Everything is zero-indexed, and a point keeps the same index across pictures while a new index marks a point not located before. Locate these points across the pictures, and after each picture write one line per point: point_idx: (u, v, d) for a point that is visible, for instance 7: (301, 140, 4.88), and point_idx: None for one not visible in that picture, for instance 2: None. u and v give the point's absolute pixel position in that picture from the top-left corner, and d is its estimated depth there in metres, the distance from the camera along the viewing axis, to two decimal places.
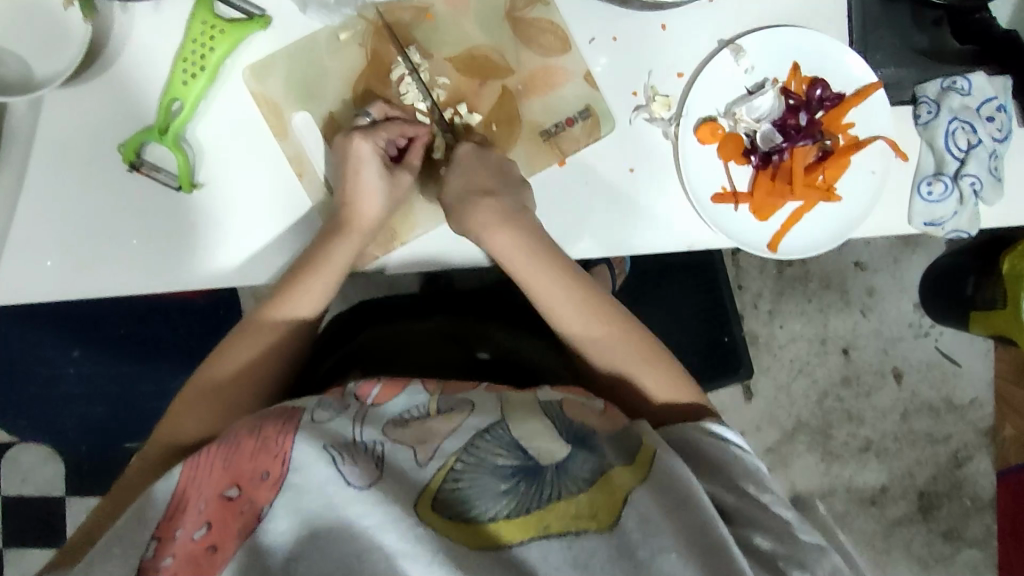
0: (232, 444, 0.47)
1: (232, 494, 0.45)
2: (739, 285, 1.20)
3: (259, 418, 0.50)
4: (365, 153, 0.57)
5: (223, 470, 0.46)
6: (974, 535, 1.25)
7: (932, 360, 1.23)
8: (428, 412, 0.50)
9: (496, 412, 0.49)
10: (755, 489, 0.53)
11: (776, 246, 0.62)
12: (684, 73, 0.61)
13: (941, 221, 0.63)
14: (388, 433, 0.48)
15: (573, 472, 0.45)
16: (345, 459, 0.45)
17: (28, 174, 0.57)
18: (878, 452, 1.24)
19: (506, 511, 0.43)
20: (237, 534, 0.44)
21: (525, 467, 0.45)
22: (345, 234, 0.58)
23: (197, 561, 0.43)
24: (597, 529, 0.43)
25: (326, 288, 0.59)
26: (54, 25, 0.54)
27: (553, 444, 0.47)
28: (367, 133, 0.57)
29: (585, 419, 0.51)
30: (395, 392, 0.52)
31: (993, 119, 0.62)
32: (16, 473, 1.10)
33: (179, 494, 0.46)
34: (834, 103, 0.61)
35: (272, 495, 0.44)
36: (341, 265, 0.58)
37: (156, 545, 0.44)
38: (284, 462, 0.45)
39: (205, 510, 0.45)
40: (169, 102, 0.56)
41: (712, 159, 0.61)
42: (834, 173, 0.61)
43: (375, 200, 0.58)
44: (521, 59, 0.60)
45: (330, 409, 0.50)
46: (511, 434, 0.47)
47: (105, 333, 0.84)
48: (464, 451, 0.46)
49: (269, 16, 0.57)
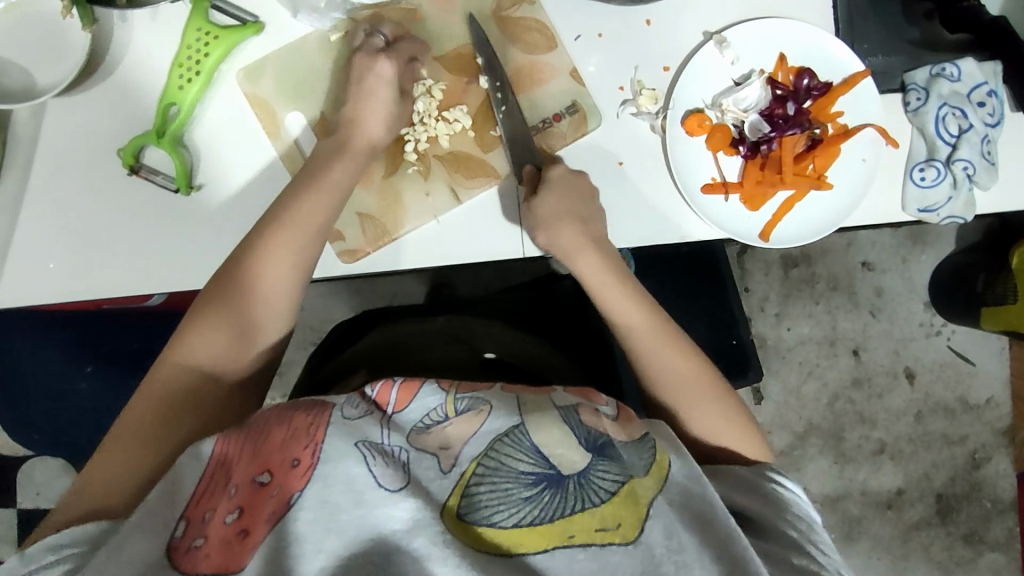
0: (263, 428, 0.45)
1: (264, 480, 0.42)
2: (745, 288, 1.20)
3: (285, 408, 0.47)
4: (384, 73, 0.58)
5: (255, 454, 0.43)
6: (995, 539, 1.21)
7: (945, 360, 1.21)
8: (449, 416, 0.46)
9: (515, 411, 0.46)
10: (803, 527, 0.49)
11: (768, 235, 0.62)
12: (670, 67, 0.62)
13: (935, 207, 0.62)
14: (413, 440, 0.45)
15: (596, 481, 0.43)
16: (378, 459, 0.42)
17: (31, 180, 0.59)
18: (892, 455, 1.22)
19: (530, 518, 0.41)
20: (267, 520, 0.41)
21: (549, 475, 0.42)
22: (349, 153, 0.58)
23: (229, 548, 0.40)
24: (621, 541, 0.41)
25: (328, 209, 0.57)
26: (53, 34, 0.56)
27: (573, 452, 0.44)
28: (388, 54, 0.58)
29: (603, 428, 0.47)
30: (413, 393, 0.48)
31: (983, 104, 0.62)
32: (32, 489, 1.12)
33: (207, 475, 0.43)
34: (822, 92, 0.61)
35: (304, 483, 0.41)
36: (341, 183, 0.57)
37: (184, 526, 0.41)
38: (316, 451, 0.42)
39: (237, 494, 0.42)
40: (165, 107, 0.58)
41: (701, 151, 0.61)
42: (824, 162, 0.61)
43: (384, 124, 0.59)
44: (507, 56, 0.62)
45: (359, 407, 0.47)
46: (531, 440, 0.44)
47: (119, 350, 0.82)
48: (485, 456, 0.43)
49: (262, 22, 0.59)
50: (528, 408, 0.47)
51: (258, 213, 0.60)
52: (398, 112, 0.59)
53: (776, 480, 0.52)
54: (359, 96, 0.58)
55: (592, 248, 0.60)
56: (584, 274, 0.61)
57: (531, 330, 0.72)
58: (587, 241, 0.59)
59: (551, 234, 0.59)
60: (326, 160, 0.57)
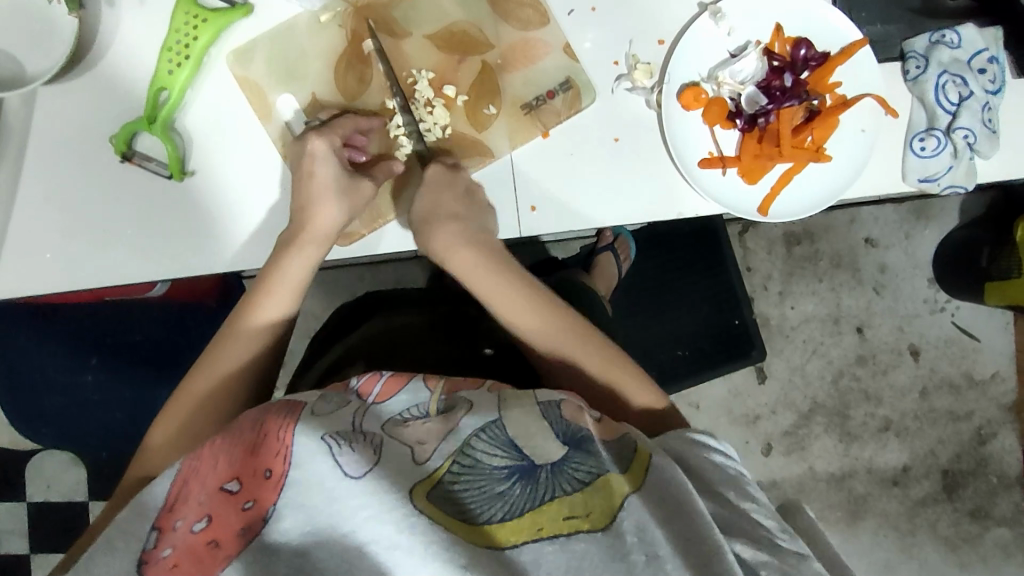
0: (233, 436, 0.45)
1: (233, 488, 0.43)
2: (747, 267, 1.19)
3: (261, 410, 0.48)
4: (321, 152, 0.58)
5: (227, 463, 0.44)
6: (1002, 514, 1.21)
7: (949, 335, 1.21)
8: (429, 413, 0.48)
9: (495, 408, 0.47)
10: (732, 496, 0.50)
11: (766, 209, 0.61)
12: (664, 40, 0.61)
13: (936, 176, 0.62)
14: (387, 428, 0.46)
15: (569, 472, 0.43)
16: (342, 446, 0.43)
17: (26, 167, 0.59)
18: (897, 432, 1.21)
19: (501, 514, 0.41)
20: (239, 531, 0.41)
21: (520, 467, 0.43)
22: (297, 247, 0.58)
23: (198, 557, 0.40)
24: (590, 528, 0.41)
25: (287, 305, 0.58)
26: (44, 19, 0.56)
27: (548, 445, 0.45)
28: (321, 132, 0.58)
29: (582, 422, 0.48)
30: (397, 389, 0.50)
31: (985, 71, 0.61)
32: (42, 480, 1.12)
33: (179, 485, 0.44)
34: (820, 62, 0.60)
35: (276, 496, 0.42)
36: (296, 278, 0.58)
37: (155, 535, 0.42)
38: (287, 459, 0.43)
39: (207, 502, 0.42)
40: (156, 92, 0.57)
41: (697, 125, 0.60)
42: (823, 134, 0.60)
43: (335, 208, 0.58)
44: (499, 33, 0.61)
45: (331, 404, 0.48)
46: (507, 434, 0.45)
47: (122, 341, 0.82)
48: (460, 452, 0.44)
49: (251, 4, 0.59)
50: (510, 401, 0.48)
51: (253, 220, 0.60)
52: (348, 188, 0.58)
53: (704, 447, 0.52)
54: (303, 184, 0.58)
55: (465, 248, 0.59)
56: (458, 270, 0.60)
57: None
58: (458, 241, 0.59)
59: (424, 236, 0.60)
60: (279, 256, 0.58)
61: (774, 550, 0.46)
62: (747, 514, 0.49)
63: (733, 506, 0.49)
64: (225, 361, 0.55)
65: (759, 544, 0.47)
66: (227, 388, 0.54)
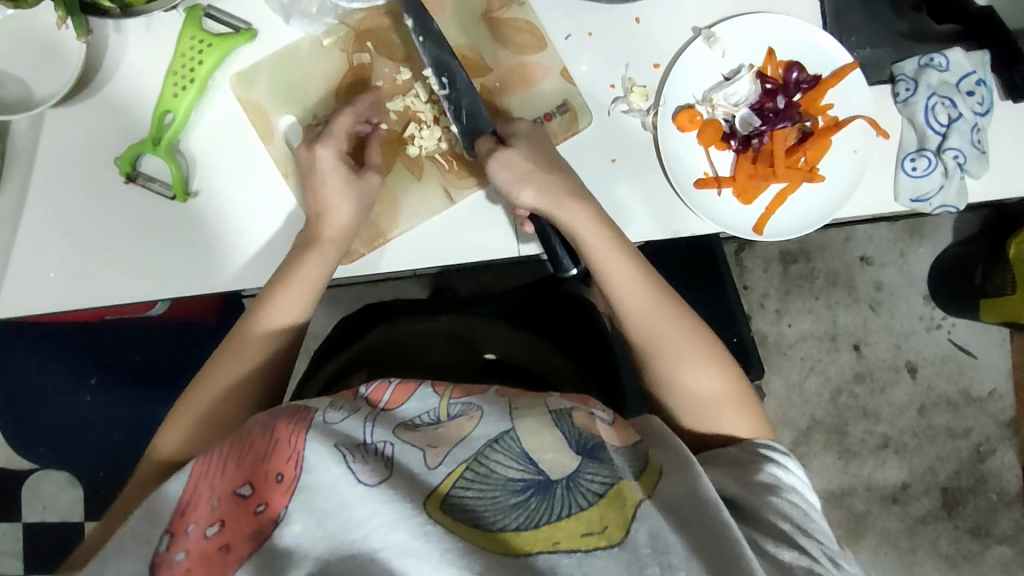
0: (243, 442, 0.45)
1: (245, 493, 0.43)
2: (744, 285, 1.20)
3: (270, 415, 0.47)
4: (326, 160, 0.58)
5: (236, 467, 0.44)
6: (1003, 531, 1.21)
7: (946, 352, 1.21)
8: (440, 419, 0.49)
9: (507, 416, 0.48)
10: (795, 510, 0.50)
11: (761, 228, 0.62)
12: (660, 63, 0.62)
13: (928, 197, 0.62)
14: (398, 434, 0.46)
15: (584, 485, 0.43)
16: (356, 456, 0.44)
17: (31, 190, 0.60)
18: (897, 449, 1.21)
19: (515, 523, 0.41)
20: (250, 535, 0.42)
21: (538, 481, 0.43)
22: (318, 247, 0.58)
23: (211, 561, 0.41)
24: (606, 544, 0.41)
25: (306, 299, 0.58)
26: (50, 44, 0.57)
27: (563, 455, 0.45)
28: (326, 140, 0.58)
29: (594, 430, 0.49)
30: (408, 394, 0.50)
31: (973, 93, 0.63)
32: (37, 501, 1.11)
33: (191, 490, 0.45)
34: (811, 85, 0.62)
35: (287, 499, 0.43)
36: (316, 275, 0.58)
37: (168, 539, 0.43)
38: (298, 463, 0.43)
39: (218, 507, 0.43)
40: (161, 114, 0.59)
41: (691, 145, 0.62)
42: (815, 155, 0.62)
43: (348, 205, 0.58)
44: (498, 57, 0.62)
45: (342, 410, 0.48)
46: (522, 446, 0.45)
47: (119, 361, 0.81)
48: (474, 460, 0.45)
49: (255, 29, 0.60)
50: (522, 412, 0.49)
51: (251, 236, 0.60)
52: (360, 189, 0.59)
53: (774, 464, 0.52)
54: (316, 188, 0.58)
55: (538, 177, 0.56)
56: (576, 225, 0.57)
57: (539, 331, 0.71)
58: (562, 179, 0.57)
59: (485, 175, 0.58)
60: (300, 254, 0.58)
61: (823, 562, 0.46)
62: (808, 528, 0.49)
63: (797, 520, 0.49)
64: (222, 377, 0.55)
65: (810, 556, 0.47)
66: (234, 398, 0.55)
